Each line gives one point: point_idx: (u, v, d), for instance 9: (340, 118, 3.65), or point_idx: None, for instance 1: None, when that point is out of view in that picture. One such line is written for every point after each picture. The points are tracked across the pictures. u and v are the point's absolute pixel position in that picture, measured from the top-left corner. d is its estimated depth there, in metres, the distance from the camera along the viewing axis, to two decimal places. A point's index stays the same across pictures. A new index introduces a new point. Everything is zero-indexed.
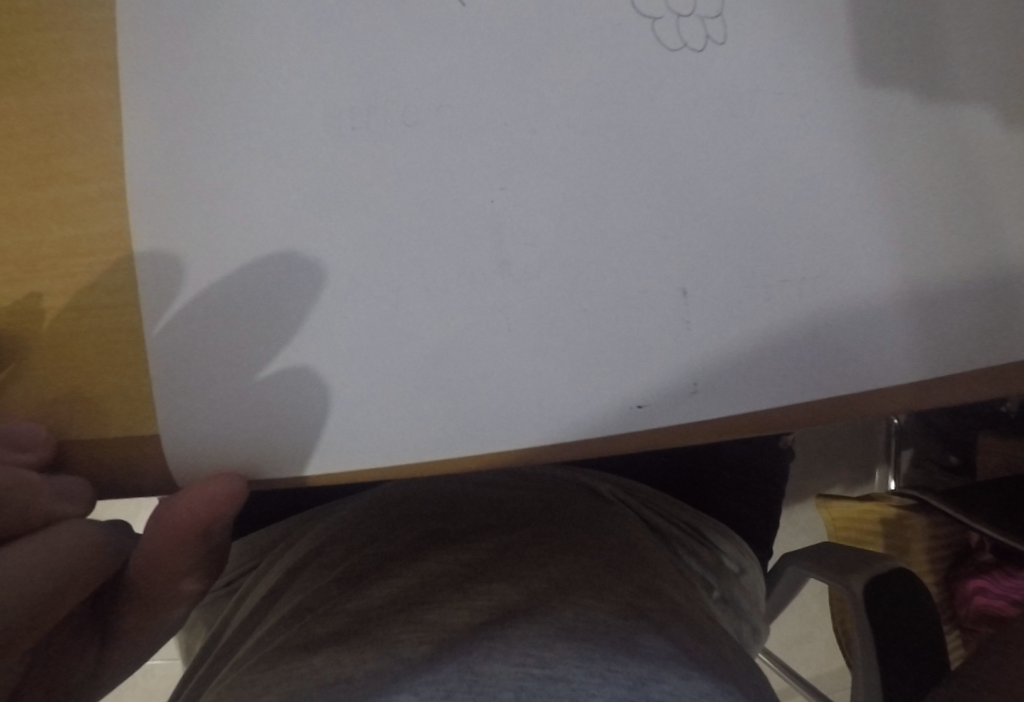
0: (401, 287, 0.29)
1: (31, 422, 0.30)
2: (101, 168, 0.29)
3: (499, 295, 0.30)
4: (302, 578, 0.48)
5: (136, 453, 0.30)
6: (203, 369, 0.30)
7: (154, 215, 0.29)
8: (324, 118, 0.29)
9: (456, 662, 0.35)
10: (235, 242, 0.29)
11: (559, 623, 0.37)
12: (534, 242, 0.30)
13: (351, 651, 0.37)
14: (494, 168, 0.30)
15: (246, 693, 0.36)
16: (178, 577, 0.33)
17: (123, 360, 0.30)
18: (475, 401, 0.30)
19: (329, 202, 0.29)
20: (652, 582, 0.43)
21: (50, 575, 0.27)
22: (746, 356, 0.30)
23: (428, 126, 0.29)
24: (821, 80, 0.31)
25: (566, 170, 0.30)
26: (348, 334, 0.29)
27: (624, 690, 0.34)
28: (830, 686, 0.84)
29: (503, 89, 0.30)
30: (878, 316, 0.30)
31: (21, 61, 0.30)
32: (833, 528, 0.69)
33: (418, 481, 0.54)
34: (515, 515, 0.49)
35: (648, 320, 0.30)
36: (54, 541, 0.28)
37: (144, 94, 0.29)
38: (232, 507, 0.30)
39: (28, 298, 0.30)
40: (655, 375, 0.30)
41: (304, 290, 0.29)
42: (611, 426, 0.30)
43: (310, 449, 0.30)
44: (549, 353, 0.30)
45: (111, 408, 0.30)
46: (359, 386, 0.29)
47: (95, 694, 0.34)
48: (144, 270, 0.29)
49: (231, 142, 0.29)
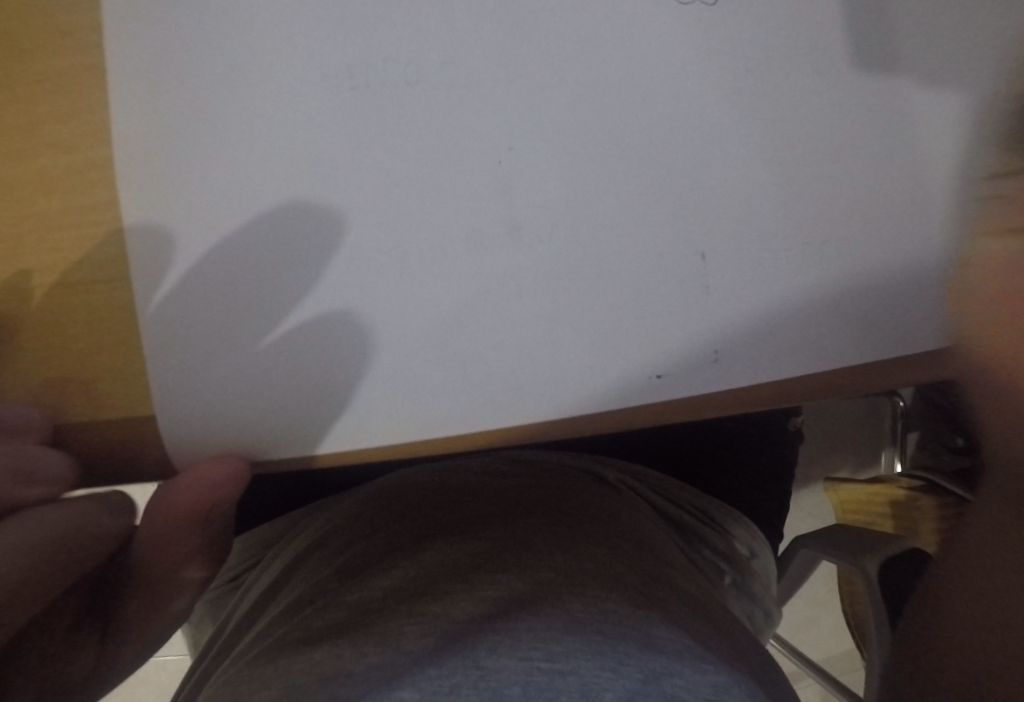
0: (406, 254, 0.28)
1: (23, 405, 0.28)
2: (88, 136, 0.28)
3: (510, 261, 0.28)
4: (304, 568, 0.47)
5: (134, 435, 0.29)
6: (200, 344, 0.28)
7: (144, 182, 0.28)
8: (322, 77, 0.28)
9: (460, 656, 0.34)
10: (233, 213, 0.28)
11: (568, 615, 0.36)
12: (546, 204, 0.28)
13: (351, 644, 0.36)
14: (502, 127, 0.28)
15: (245, 690, 0.35)
16: (182, 566, 0.33)
17: (117, 339, 0.28)
18: (490, 373, 0.29)
19: (331, 166, 0.28)
20: (662, 572, 0.42)
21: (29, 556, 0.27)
22: (764, 322, 0.29)
23: (432, 85, 0.28)
24: (839, 33, 0.29)
25: (576, 128, 0.28)
26: (353, 307, 0.28)
27: (638, 683, 0.33)
28: (840, 669, 0.83)
29: (509, 47, 0.28)
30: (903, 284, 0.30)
31: None
32: (840, 511, 0.67)
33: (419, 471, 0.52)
34: (519, 502, 0.47)
35: (664, 286, 0.29)
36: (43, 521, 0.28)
37: (130, 55, 0.28)
38: (233, 491, 0.29)
39: (14, 275, 0.28)
40: (672, 344, 0.29)
41: (304, 266, 0.28)
42: (630, 395, 0.29)
43: (318, 429, 0.29)
44: (563, 322, 0.29)
45: (107, 388, 0.28)
46: (368, 362, 0.29)
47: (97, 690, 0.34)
48: (133, 244, 0.28)
49: (226, 104, 0.28)
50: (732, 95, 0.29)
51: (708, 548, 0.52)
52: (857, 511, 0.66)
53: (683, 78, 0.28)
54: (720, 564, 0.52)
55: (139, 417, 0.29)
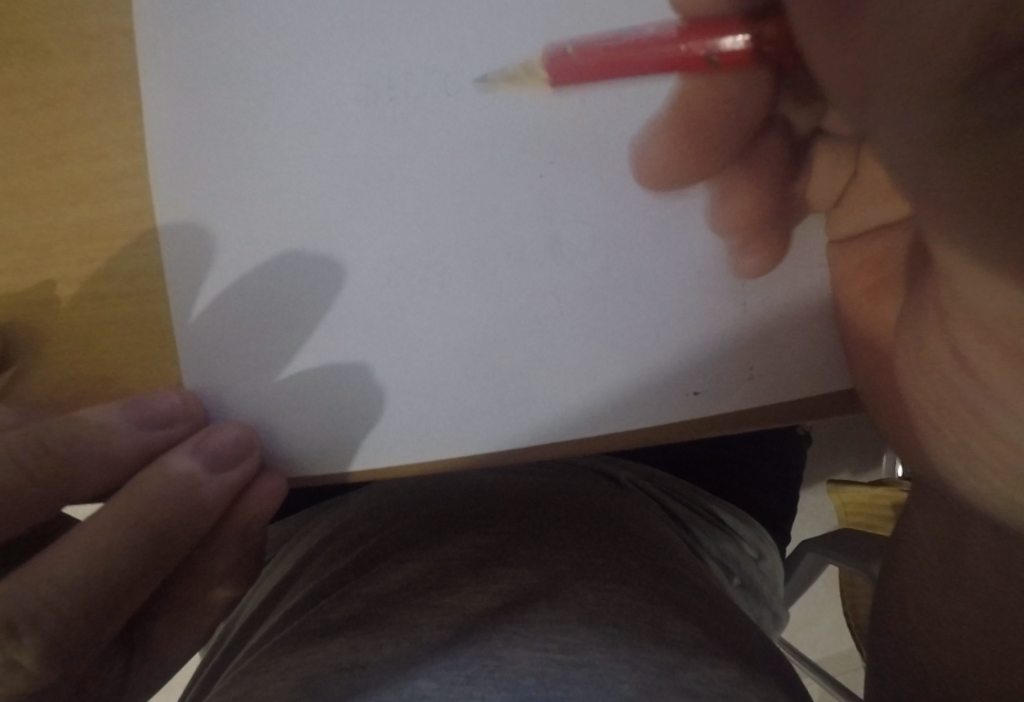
0: (444, 265, 0.28)
1: (102, 410, 0.27)
2: (118, 146, 0.28)
3: (549, 275, 0.28)
4: (318, 562, 0.47)
5: (192, 441, 0.29)
6: (239, 355, 0.29)
7: (181, 190, 0.28)
8: (359, 88, 0.28)
9: (476, 644, 0.34)
10: (273, 230, 0.28)
11: (582, 608, 0.36)
12: (585, 219, 0.28)
13: (369, 636, 0.36)
14: (540, 141, 0.28)
15: (264, 681, 0.36)
16: (213, 585, 0.33)
17: (150, 352, 0.28)
18: (526, 389, 0.29)
19: (370, 174, 0.28)
20: (675, 568, 0.42)
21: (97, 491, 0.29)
22: (802, 333, 0.29)
23: (470, 96, 0.28)
24: None
25: (613, 137, 0.28)
26: (395, 313, 0.29)
27: (652, 675, 0.33)
28: (838, 669, 0.84)
29: (536, 53, 0.27)
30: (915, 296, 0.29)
31: (23, 29, 0.28)
32: (843, 513, 0.65)
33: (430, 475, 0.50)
34: (533, 501, 0.47)
35: (700, 300, 0.29)
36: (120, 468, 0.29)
37: (163, 63, 0.27)
38: (276, 501, 0.30)
39: (43, 285, 0.28)
40: (710, 360, 0.29)
41: (336, 272, 0.28)
42: (666, 411, 0.29)
43: (355, 442, 0.29)
44: (603, 336, 0.29)
45: (154, 399, 0.28)
46: (406, 372, 0.29)
47: None
48: (167, 245, 0.28)
49: (261, 112, 0.28)
50: (763, 112, 0.28)
51: (716, 548, 0.52)
52: (860, 515, 0.64)
53: (619, 59, 0.26)
54: (729, 566, 0.52)
55: (195, 433, 0.29)
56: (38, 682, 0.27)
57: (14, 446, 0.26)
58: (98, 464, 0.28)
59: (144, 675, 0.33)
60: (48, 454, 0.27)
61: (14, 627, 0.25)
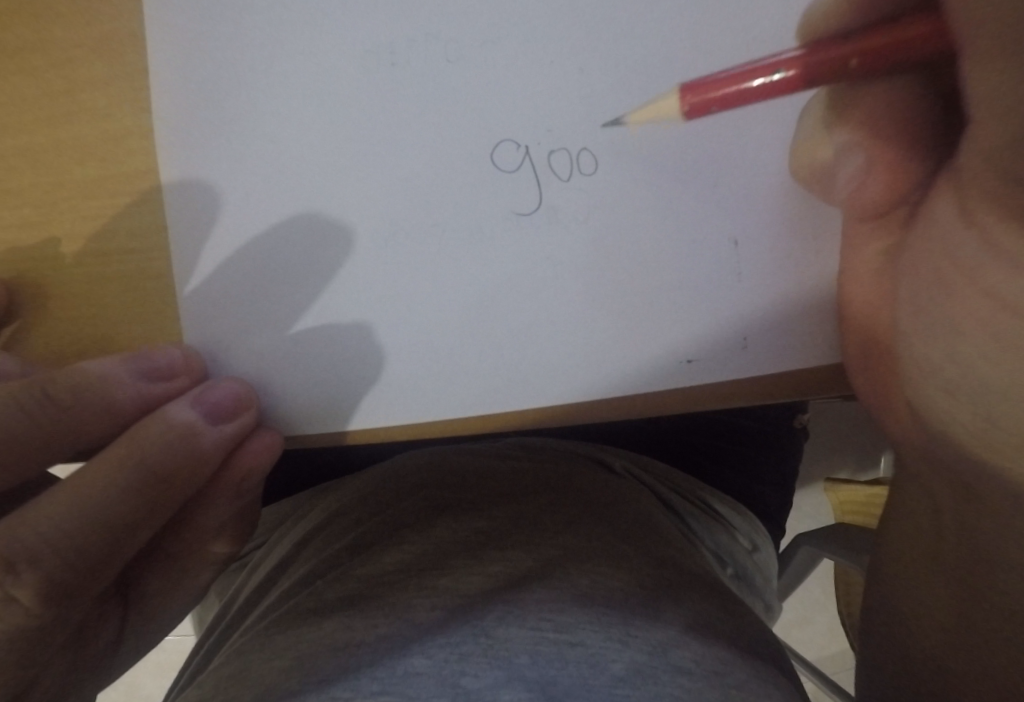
0: (444, 230, 0.29)
1: (104, 362, 0.28)
2: (125, 105, 0.28)
3: (544, 241, 0.29)
4: (313, 545, 0.43)
5: (182, 392, 0.29)
6: (238, 316, 0.29)
7: (185, 146, 0.28)
8: (363, 56, 0.28)
9: (470, 624, 0.32)
10: (276, 195, 0.29)
11: (576, 590, 0.33)
12: (581, 189, 0.28)
13: (364, 616, 0.33)
14: (539, 113, 0.28)
15: (256, 660, 0.33)
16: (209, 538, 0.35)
17: (150, 310, 0.29)
18: (522, 355, 0.29)
19: (371, 140, 0.28)
20: (673, 554, 0.38)
21: (92, 438, 0.29)
22: (795, 304, 0.29)
23: (471, 64, 0.28)
24: None
25: (610, 105, 0.28)
26: (396, 276, 0.29)
27: (645, 655, 0.31)
28: (833, 669, 0.83)
29: (537, 26, 0.28)
30: (832, 277, 0.29)
31: None
32: (838, 511, 0.62)
33: (417, 452, 0.48)
34: (526, 482, 0.43)
35: (698, 271, 0.29)
36: (113, 419, 0.29)
37: (169, 26, 0.28)
38: (270, 458, 0.31)
39: (49, 242, 0.29)
40: (703, 328, 0.29)
41: (336, 239, 0.29)
42: (659, 379, 0.29)
43: (353, 406, 0.30)
44: (597, 303, 0.29)
45: (155, 356, 0.28)
46: (403, 333, 0.29)
47: (114, 666, 0.34)
48: (172, 197, 0.28)
49: (268, 75, 0.28)
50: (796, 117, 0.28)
51: (711, 540, 0.50)
52: (856, 513, 0.61)
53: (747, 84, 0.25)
54: (722, 557, 0.50)
55: (195, 387, 0.29)
56: (37, 620, 0.28)
57: (20, 397, 0.27)
58: (94, 413, 0.28)
59: (140, 629, 0.35)
60: (55, 406, 0.27)
61: (14, 563, 0.27)
